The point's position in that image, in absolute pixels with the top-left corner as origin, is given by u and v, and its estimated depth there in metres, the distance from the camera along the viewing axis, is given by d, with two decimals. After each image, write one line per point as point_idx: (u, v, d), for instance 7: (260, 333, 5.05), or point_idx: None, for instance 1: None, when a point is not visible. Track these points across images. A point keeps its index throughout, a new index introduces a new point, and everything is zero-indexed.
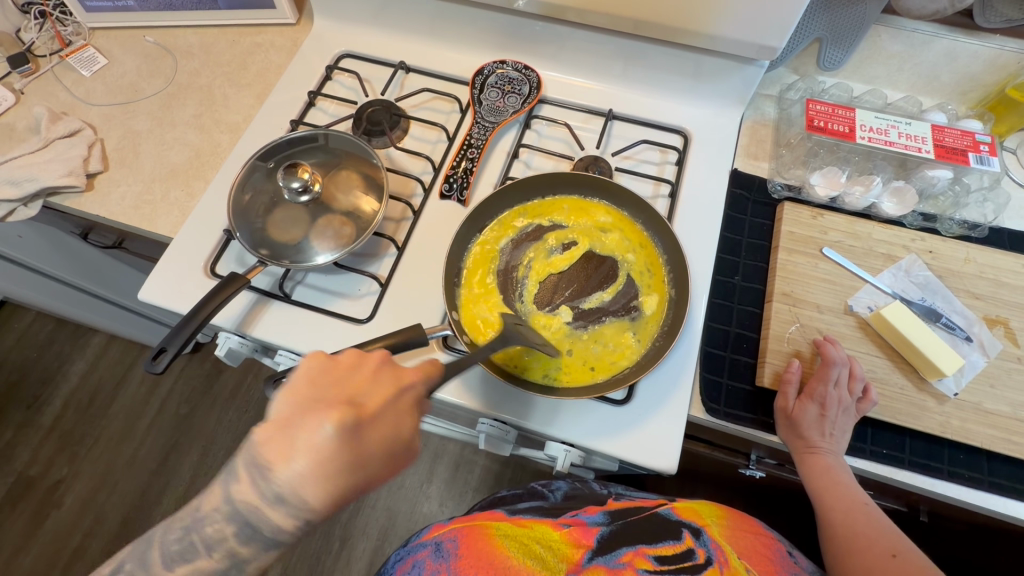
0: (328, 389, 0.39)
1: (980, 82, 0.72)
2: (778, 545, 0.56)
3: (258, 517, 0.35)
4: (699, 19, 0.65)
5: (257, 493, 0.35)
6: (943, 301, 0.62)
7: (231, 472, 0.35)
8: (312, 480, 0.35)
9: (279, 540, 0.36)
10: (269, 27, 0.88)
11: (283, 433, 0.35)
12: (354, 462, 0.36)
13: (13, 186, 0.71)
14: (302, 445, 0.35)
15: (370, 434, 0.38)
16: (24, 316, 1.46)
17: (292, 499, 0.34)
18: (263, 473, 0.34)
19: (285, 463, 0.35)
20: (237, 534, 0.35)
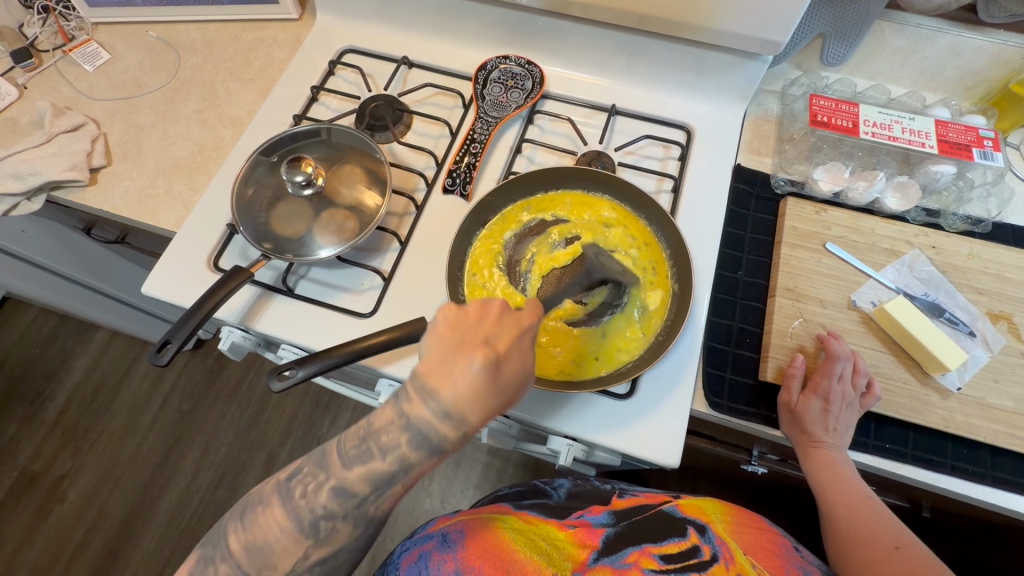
0: (466, 329, 0.42)
1: (984, 78, 0.72)
2: (784, 541, 0.55)
3: (430, 431, 0.40)
4: (702, 14, 0.65)
5: (429, 414, 0.40)
6: (946, 296, 0.63)
7: (403, 396, 0.41)
8: (469, 402, 0.40)
9: (445, 448, 0.41)
10: (272, 22, 0.88)
11: (441, 369, 0.40)
12: (498, 392, 0.41)
13: (17, 180, 0.71)
14: (458, 379, 0.40)
15: (507, 368, 0.41)
16: (27, 313, 1.46)
17: (454, 418, 0.40)
18: (430, 399, 0.40)
19: (445, 390, 0.40)
20: (410, 443, 0.40)
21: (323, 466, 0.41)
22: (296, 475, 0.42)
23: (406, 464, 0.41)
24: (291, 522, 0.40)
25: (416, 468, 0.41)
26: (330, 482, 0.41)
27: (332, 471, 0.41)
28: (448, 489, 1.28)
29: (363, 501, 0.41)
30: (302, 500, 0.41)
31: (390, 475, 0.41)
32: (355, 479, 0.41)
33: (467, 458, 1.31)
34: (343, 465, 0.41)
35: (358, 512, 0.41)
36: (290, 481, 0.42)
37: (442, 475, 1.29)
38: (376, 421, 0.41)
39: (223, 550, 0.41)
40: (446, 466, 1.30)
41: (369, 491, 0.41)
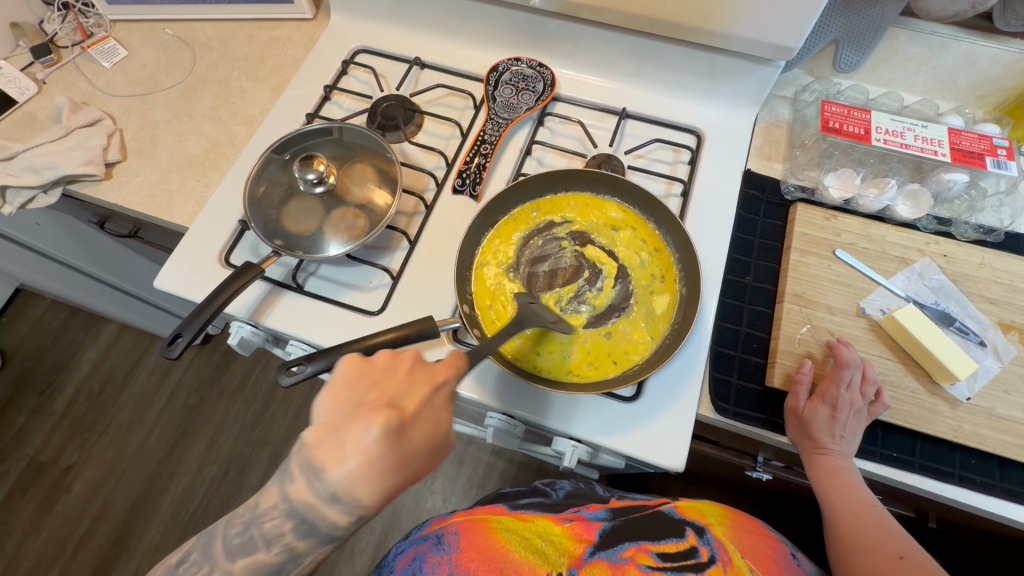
0: (366, 393, 0.43)
1: (999, 86, 0.71)
2: (781, 547, 0.56)
3: (318, 512, 0.39)
4: (714, 19, 0.65)
5: (313, 492, 0.39)
6: (956, 305, 0.62)
7: (289, 474, 0.40)
8: (364, 475, 0.39)
9: (336, 535, 0.40)
10: (286, 21, 0.89)
11: (332, 436, 0.40)
12: (399, 461, 0.40)
13: (34, 173, 0.72)
14: (351, 446, 0.39)
15: (413, 432, 0.42)
16: (39, 305, 1.48)
17: (346, 493, 0.39)
18: (317, 476, 0.39)
19: (335, 462, 0.39)
20: (295, 530, 0.39)
21: (205, 556, 0.39)
22: (179, 566, 0.39)
23: (295, 553, 0.40)
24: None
25: (306, 558, 0.41)
26: (213, 575, 0.39)
27: (214, 563, 0.39)
28: (451, 489, 1.28)
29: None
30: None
31: (275, 566, 0.40)
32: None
33: (470, 458, 1.31)
34: (224, 557, 0.39)
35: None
36: (172, 574, 0.39)
37: (445, 475, 1.29)
38: (260, 505, 0.40)
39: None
40: (449, 466, 1.30)
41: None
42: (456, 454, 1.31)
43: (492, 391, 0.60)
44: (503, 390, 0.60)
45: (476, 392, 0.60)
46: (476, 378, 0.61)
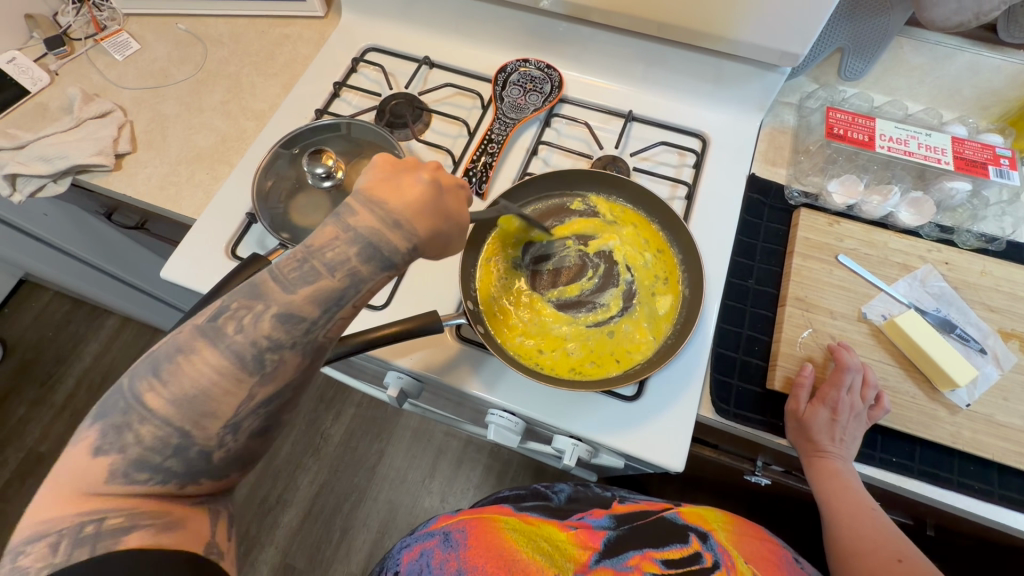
0: (407, 164, 0.44)
1: (1002, 97, 0.72)
2: (783, 551, 0.56)
3: (379, 235, 0.39)
4: (721, 25, 0.66)
5: (376, 219, 0.39)
6: (957, 312, 0.62)
7: (347, 209, 0.39)
8: (417, 211, 0.41)
9: (395, 264, 0.40)
10: (298, 19, 0.90)
11: (386, 185, 0.41)
12: (442, 212, 0.43)
13: (45, 163, 0.73)
14: (405, 188, 0.41)
15: (449, 200, 0.44)
16: (42, 296, 1.48)
17: (404, 223, 0.40)
18: (377, 206, 0.39)
19: (398, 200, 0.40)
20: (360, 255, 0.38)
21: (257, 295, 0.36)
22: (223, 313, 0.36)
23: (359, 279, 0.38)
24: (229, 362, 0.35)
25: (368, 286, 0.38)
26: (271, 310, 0.35)
27: (271, 298, 0.36)
28: (449, 488, 1.28)
29: (312, 327, 0.37)
30: (238, 336, 0.35)
31: (342, 293, 0.37)
32: (301, 302, 0.36)
33: (468, 459, 1.31)
34: (284, 290, 0.36)
35: (311, 341, 0.37)
36: (217, 321, 0.35)
37: (443, 475, 1.29)
38: (315, 240, 0.37)
39: (140, 413, 0.34)
40: (447, 466, 1.30)
41: (320, 315, 0.37)
42: (454, 454, 1.31)
43: (494, 388, 0.61)
44: (507, 388, 0.61)
45: (478, 388, 0.61)
46: (478, 373, 0.61)
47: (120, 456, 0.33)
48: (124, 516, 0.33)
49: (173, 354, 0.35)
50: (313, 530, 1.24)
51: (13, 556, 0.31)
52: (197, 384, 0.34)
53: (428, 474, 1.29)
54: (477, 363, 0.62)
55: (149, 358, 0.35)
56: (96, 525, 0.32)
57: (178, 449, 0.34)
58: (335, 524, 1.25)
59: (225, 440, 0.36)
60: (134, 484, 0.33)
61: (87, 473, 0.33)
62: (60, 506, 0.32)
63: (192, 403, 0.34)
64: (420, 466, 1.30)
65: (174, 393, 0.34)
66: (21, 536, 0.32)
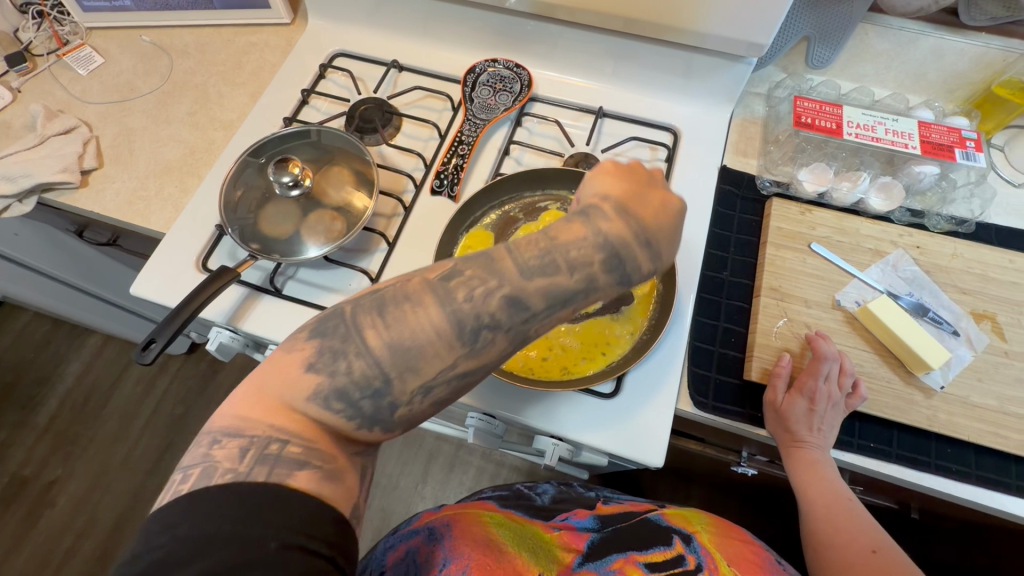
0: (648, 177, 0.42)
1: (967, 80, 0.73)
2: (766, 554, 0.55)
3: (630, 254, 0.36)
4: (686, 18, 0.66)
5: (631, 231, 0.37)
6: (929, 296, 0.63)
7: (601, 214, 0.37)
8: (667, 232, 0.39)
9: (633, 282, 0.37)
10: (264, 27, 0.89)
11: (633, 196, 0.39)
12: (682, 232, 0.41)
13: (8, 182, 0.72)
14: (655, 208, 0.39)
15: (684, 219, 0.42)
16: (22, 317, 1.46)
17: (654, 245, 0.38)
18: (629, 217, 0.37)
19: (651, 218, 0.38)
20: (604, 265, 0.36)
21: (492, 272, 0.35)
22: (456, 276, 0.35)
23: (592, 287, 0.35)
24: (450, 327, 0.34)
25: (597, 296, 0.36)
26: (503, 290, 0.34)
27: (505, 278, 0.34)
28: (441, 493, 1.27)
29: (530, 319, 0.35)
30: (466, 304, 0.34)
31: (572, 294, 0.35)
32: (532, 293, 0.34)
33: (460, 462, 1.31)
34: (520, 275, 0.34)
35: (522, 330, 0.35)
36: (449, 282, 0.34)
37: (435, 479, 1.29)
38: (562, 234, 0.36)
39: (356, 347, 0.34)
40: (439, 470, 1.30)
41: (543, 309, 0.35)
42: (446, 458, 1.31)
43: (472, 392, 0.60)
44: (485, 392, 0.60)
45: None
46: None
47: (329, 380, 0.33)
48: (303, 447, 0.32)
49: (401, 300, 0.34)
50: None
51: (212, 441, 0.33)
52: (414, 337, 0.33)
53: (421, 479, 1.29)
54: None
55: (377, 297, 0.35)
56: (278, 448, 0.32)
57: (376, 393, 0.33)
58: None
59: (414, 400, 0.34)
60: (330, 411, 0.33)
61: (291, 387, 0.33)
62: (261, 411, 0.33)
63: (406, 355, 0.33)
64: (413, 471, 1.30)
65: (393, 338, 0.33)
66: (220, 426, 0.33)
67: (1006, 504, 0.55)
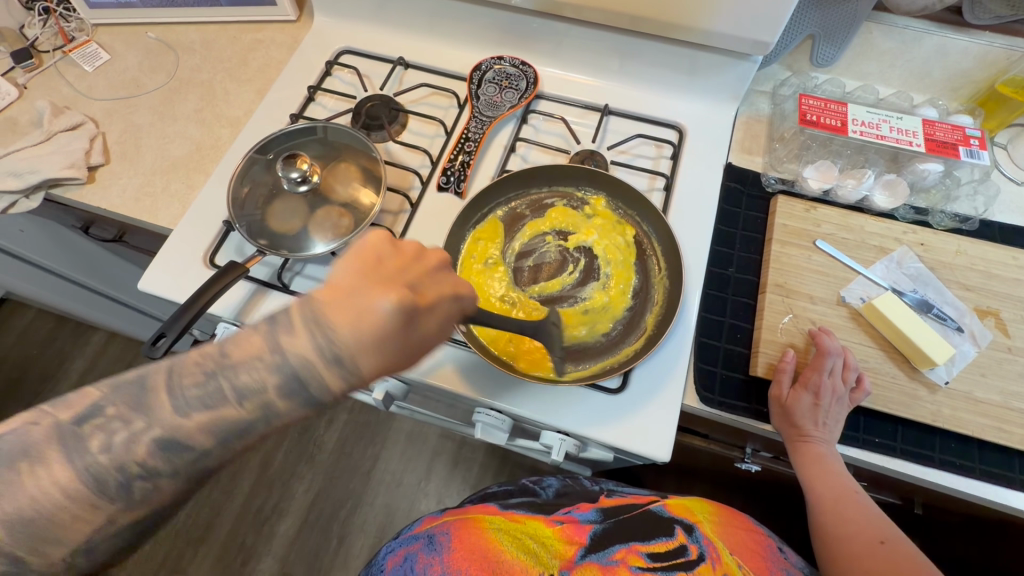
0: (388, 272, 0.40)
1: (971, 79, 0.73)
2: (769, 541, 0.56)
3: (308, 371, 0.36)
4: (692, 16, 0.66)
5: (314, 347, 0.36)
6: (934, 292, 0.63)
7: (287, 324, 0.37)
8: (368, 345, 0.37)
9: (319, 400, 0.37)
10: (269, 24, 0.89)
11: (341, 299, 0.38)
12: (405, 342, 0.39)
13: (15, 178, 0.72)
14: (360, 313, 0.37)
15: (421, 322, 0.40)
16: (25, 314, 1.46)
17: (345, 360, 0.37)
18: (320, 328, 0.37)
19: (348, 326, 0.37)
20: (278, 386, 0.36)
21: (137, 411, 0.35)
22: (92, 419, 0.35)
23: (270, 414, 0.36)
24: (85, 484, 0.33)
25: (279, 420, 0.37)
26: (153, 432, 0.35)
27: (154, 418, 0.35)
28: (445, 490, 1.27)
29: (199, 457, 0.36)
30: (101, 456, 0.34)
31: (246, 427, 0.36)
32: (191, 430, 0.35)
33: (464, 459, 1.31)
34: (174, 414, 0.35)
35: (194, 468, 0.36)
36: (83, 427, 0.34)
37: (439, 476, 1.29)
38: (235, 352, 0.36)
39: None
40: (443, 467, 1.30)
41: (210, 446, 0.36)
42: (449, 455, 1.31)
43: (481, 388, 0.60)
44: (493, 388, 0.60)
45: (465, 388, 0.60)
46: (464, 374, 0.61)
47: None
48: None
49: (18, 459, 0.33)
50: (310, 537, 1.24)
51: None
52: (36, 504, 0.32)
53: (425, 476, 1.29)
54: (464, 364, 0.61)
55: None
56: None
57: (12, 570, 0.32)
58: (332, 530, 1.24)
59: (70, 563, 0.34)
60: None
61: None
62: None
63: (31, 528, 0.32)
64: (416, 469, 1.30)
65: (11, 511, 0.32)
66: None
67: (1008, 497, 0.56)
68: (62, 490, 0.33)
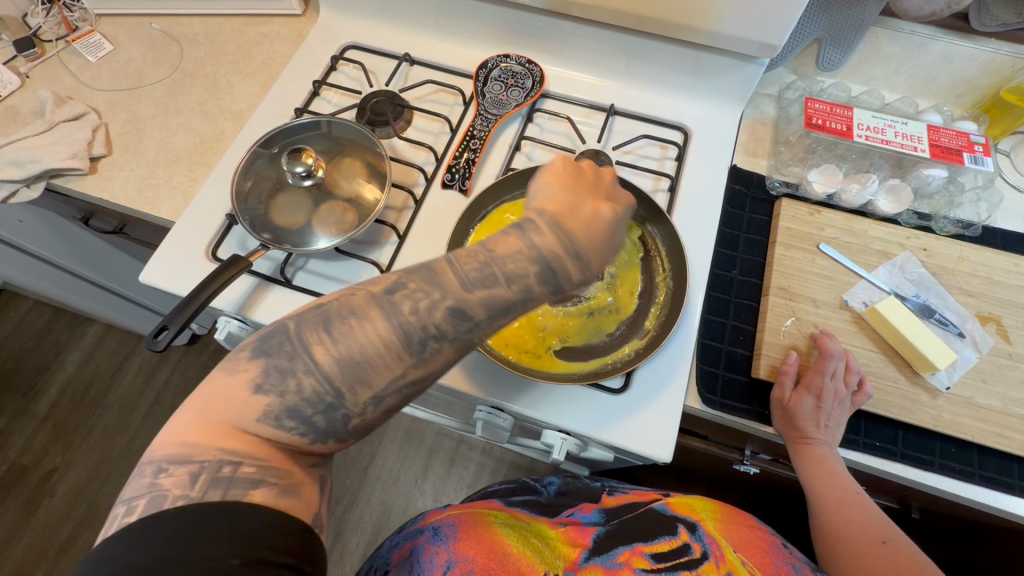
0: (585, 185, 0.45)
1: (975, 85, 0.73)
2: (774, 538, 0.56)
3: (561, 265, 0.38)
4: (700, 17, 0.66)
5: (561, 245, 0.39)
6: (936, 297, 0.63)
7: (534, 227, 0.39)
8: (596, 243, 0.41)
9: (563, 291, 0.39)
10: (274, 18, 0.89)
11: (565, 205, 0.42)
12: (615, 243, 0.43)
13: (17, 167, 0.71)
14: (586, 214, 0.42)
15: (622, 227, 0.44)
16: (21, 305, 1.45)
17: (584, 255, 0.39)
18: (561, 229, 0.39)
19: (581, 226, 0.41)
20: (538, 276, 0.37)
21: (435, 284, 0.37)
22: (400, 289, 0.37)
23: (528, 297, 0.37)
24: (396, 337, 0.35)
25: (535, 303, 0.38)
26: (447, 302, 0.36)
27: (447, 291, 0.36)
28: (441, 488, 1.27)
29: (474, 329, 0.37)
30: (410, 316, 0.36)
31: (509, 305, 0.37)
32: (472, 304, 0.36)
33: (460, 457, 1.31)
34: (462, 287, 0.37)
35: (467, 338, 0.37)
36: (393, 295, 0.36)
37: (435, 474, 1.29)
38: (498, 248, 0.37)
39: (305, 363, 0.35)
40: (439, 465, 1.30)
41: (484, 319, 0.37)
42: (446, 453, 1.31)
43: (483, 386, 0.60)
44: (495, 386, 0.60)
45: (467, 386, 0.60)
46: (466, 372, 0.61)
47: (279, 400, 0.34)
48: (256, 468, 0.33)
49: (345, 315, 0.36)
50: None
51: (156, 471, 0.32)
52: (362, 351, 0.35)
53: (421, 474, 1.29)
54: (466, 363, 0.61)
55: (322, 310, 0.36)
56: (231, 469, 0.33)
57: (327, 409, 0.35)
58: (327, 528, 1.24)
59: (366, 410, 0.36)
60: (283, 429, 0.35)
61: (243, 410, 0.34)
62: (212, 436, 0.34)
63: (353, 369, 0.35)
64: (412, 466, 1.30)
65: (342, 352, 0.35)
66: (164, 454, 0.33)
67: (1007, 503, 0.56)
68: (381, 339, 0.35)
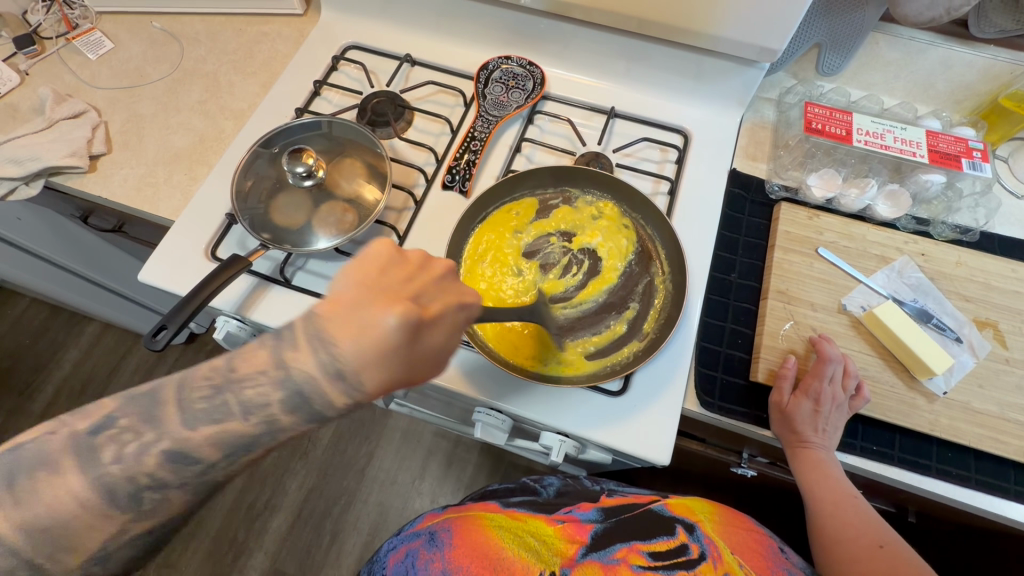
0: (392, 281, 0.40)
1: (974, 91, 0.74)
2: (769, 541, 0.56)
3: (312, 388, 0.36)
4: (700, 20, 0.66)
5: (317, 366, 0.36)
6: (934, 303, 0.64)
7: (290, 341, 0.37)
8: (369, 361, 0.37)
9: (324, 416, 0.38)
10: (276, 17, 0.89)
11: (344, 312, 0.38)
12: (408, 357, 0.38)
13: (15, 165, 0.71)
14: (366, 327, 0.37)
15: (427, 336, 0.39)
16: (18, 303, 1.45)
17: (348, 376, 0.37)
18: (324, 345, 0.36)
19: (351, 339, 0.37)
20: (283, 403, 0.36)
21: (150, 424, 0.36)
22: (107, 430, 0.35)
23: (273, 427, 0.37)
24: (96, 494, 0.34)
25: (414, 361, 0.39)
26: (162, 445, 0.35)
27: (165, 431, 0.36)
28: (438, 489, 1.27)
29: (207, 470, 0.36)
30: (114, 467, 0.35)
31: (248, 442, 0.36)
32: (199, 445, 0.36)
33: (458, 458, 1.31)
34: (185, 427, 0.36)
35: (200, 481, 0.37)
36: (95, 443, 0.35)
37: (432, 475, 1.29)
38: (240, 370, 0.37)
39: None
40: (437, 466, 1.30)
41: (219, 459, 0.36)
42: (444, 454, 1.31)
43: (481, 387, 0.60)
44: (494, 387, 0.60)
45: (465, 387, 0.60)
46: (465, 373, 0.61)
47: None
48: None
49: (35, 470, 0.34)
50: (303, 533, 1.23)
51: None
52: (56, 514, 0.33)
53: (418, 474, 1.29)
54: (465, 363, 0.61)
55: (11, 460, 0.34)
56: None
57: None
58: (325, 528, 1.24)
59: (88, 570, 0.35)
60: None
61: None
62: None
63: (50, 533, 0.33)
64: (410, 467, 1.30)
65: (32, 515, 0.33)
66: None
67: (1004, 507, 0.56)
68: (77, 499, 0.34)
